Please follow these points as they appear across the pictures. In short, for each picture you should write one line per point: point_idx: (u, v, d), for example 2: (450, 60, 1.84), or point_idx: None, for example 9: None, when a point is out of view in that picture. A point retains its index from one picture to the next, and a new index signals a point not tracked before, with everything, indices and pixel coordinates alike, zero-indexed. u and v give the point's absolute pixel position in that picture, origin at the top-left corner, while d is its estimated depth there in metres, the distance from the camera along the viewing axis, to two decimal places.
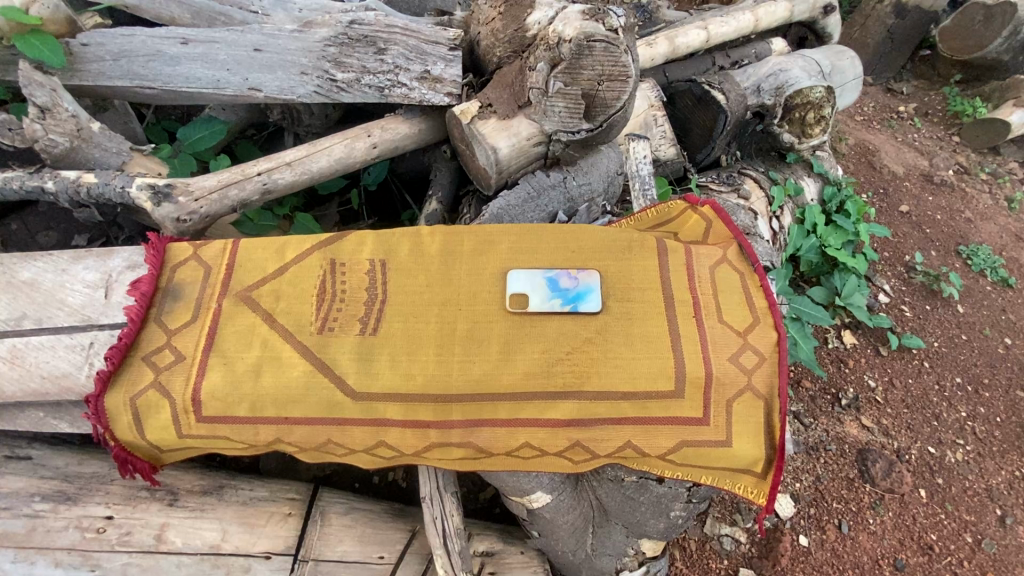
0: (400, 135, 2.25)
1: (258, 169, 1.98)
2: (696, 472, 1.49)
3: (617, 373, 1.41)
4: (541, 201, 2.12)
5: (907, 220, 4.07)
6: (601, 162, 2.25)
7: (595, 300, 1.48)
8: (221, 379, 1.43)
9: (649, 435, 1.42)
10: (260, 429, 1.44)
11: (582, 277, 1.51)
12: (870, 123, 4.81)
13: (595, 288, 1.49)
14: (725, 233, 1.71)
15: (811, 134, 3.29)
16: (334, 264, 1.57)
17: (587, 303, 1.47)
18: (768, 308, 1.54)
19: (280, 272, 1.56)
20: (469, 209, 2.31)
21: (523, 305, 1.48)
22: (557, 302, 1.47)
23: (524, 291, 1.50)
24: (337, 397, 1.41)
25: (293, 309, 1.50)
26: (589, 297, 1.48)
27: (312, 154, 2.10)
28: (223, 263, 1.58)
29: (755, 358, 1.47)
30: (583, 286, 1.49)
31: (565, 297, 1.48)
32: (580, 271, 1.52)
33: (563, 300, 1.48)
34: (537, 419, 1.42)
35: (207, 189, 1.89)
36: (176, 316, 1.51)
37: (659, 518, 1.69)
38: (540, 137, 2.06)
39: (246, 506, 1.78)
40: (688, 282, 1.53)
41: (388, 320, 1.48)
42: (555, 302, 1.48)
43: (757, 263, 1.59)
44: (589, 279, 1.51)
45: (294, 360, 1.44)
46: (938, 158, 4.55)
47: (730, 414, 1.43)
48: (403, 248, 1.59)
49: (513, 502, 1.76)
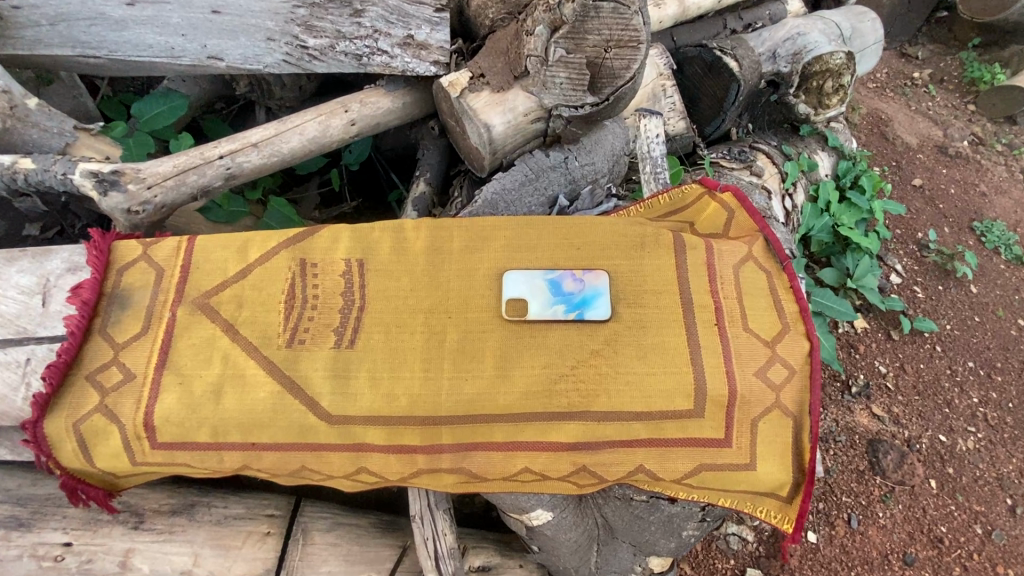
0: (382, 110, 2.00)
1: (219, 151, 1.74)
2: (713, 494, 1.34)
3: (629, 391, 1.24)
4: (540, 184, 1.90)
5: (920, 195, 3.88)
6: (606, 139, 2.02)
7: (604, 307, 1.29)
8: (177, 402, 1.25)
9: (663, 458, 1.27)
10: (224, 456, 1.27)
11: (589, 279, 1.32)
12: (883, 91, 4.54)
13: (604, 293, 1.31)
14: (749, 225, 1.52)
15: (827, 104, 3.05)
16: (304, 265, 1.37)
17: (595, 310, 1.29)
18: (799, 314, 1.35)
19: (243, 275, 1.36)
20: (460, 192, 2.08)
21: (522, 312, 1.30)
22: (560, 309, 1.29)
23: (523, 297, 1.31)
24: (310, 420, 1.23)
25: (258, 318, 1.31)
26: (597, 303, 1.29)
27: (281, 133, 1.85)
28: (178, 265, 1.38)
29: (785, 372, 1.29)
30: (589, 290, 1.31)
31: (569, 303, 1.29)
32: (587, 273, 1.33)
33: (567, 306, 1.29)
34: (537, 442, 1.25)
35: (162, 176, 1.66)
36: (124, 328, 1.32)
37: (670, 537, 1.54)
38: (539, 112, 1.84)
39: (220, 526, 1.62)
40: (709, 283, 1.33)
41: (368, 331, 1.30)
42: (558, 308, 1.29)
43: (787, 260, 1.41)
44: (597, 283, 1.32)
45: (260, 379, 1.25)
46: (953, 128, 4.31)
47: (755, 434, 1.27)
48: (383, 245, 1.39)
49: (511, 519, 1.63)
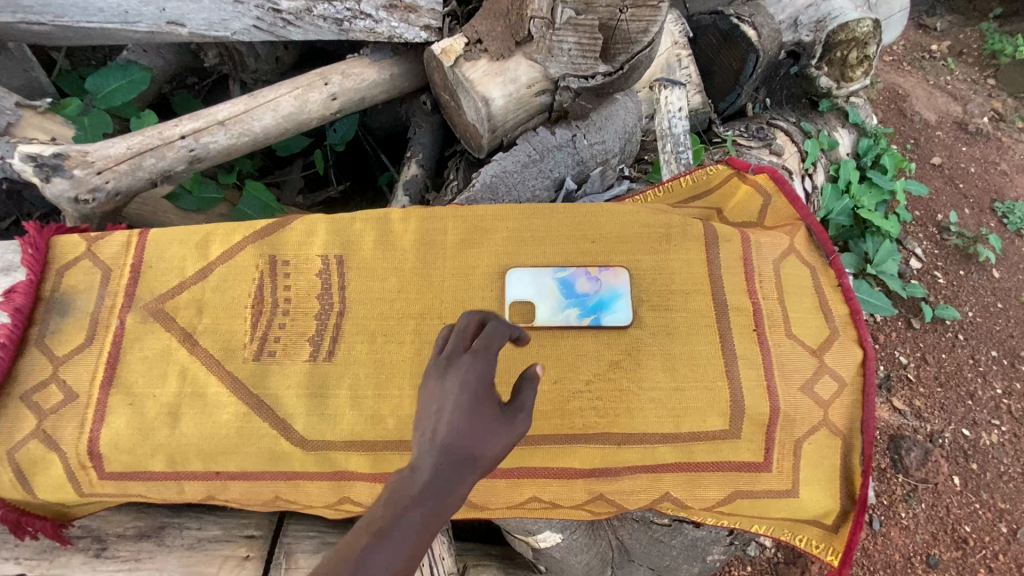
0: (366, 83, 1.78)
1: (180, 130, 1.53)
2: (747, 521, 1.18)
3: (655, 410, 1.06)
4: (546, 165, 1.69)
5: (939, 174, 3.40)
6: (617, 115, 1.79)
7: (625, 310, 1.11)
8: (126, 426, 1.07)
9: (692, 485, 1.10)
10: (185, 486, 1.10)
11: (606, 277, 1.14)
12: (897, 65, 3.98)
13: (624, 293, 1.12)
14: (789, 212, 1.32)
15: (851, 77, 2.76)
16: (274, 263, 1.18)
17: (614, 314, 1.11)
18: (849, 318, 1.17)
19: (202, 275, 1.17)
20: (456, 174, 1.87)
21: (529, 317, 1.11)
22: (573, 312, 1.11)
23: (530, 299, 1.13)
24: (282, 447, 1.06)
25: (221, 326, 1.13)
26: (617, 306, 1.11)
27: (252, 109, 1.63)
28: (127, 264, 1.19)
29: (833, 386, 1.11)
30: (607, 290, 1.12)
31: (584, 306, 1.11)
32: (604, 270, 1.14)
33: (581, 309, 1.11)
34: (547, 468, 1.09)
35: (114, 159, 1.46)
36: (65, 339, 1.13)
37: (693, 562, 1.39)
38: (544, 84, 1.62)
39: (193, 551, 1.43)
40: (747, 282, 1.15)
41: (349, 341, 1.12)
42: (571, 312, 1.12)
43: (833, 254, 1.23)
44: (616, 281, 1.13)
45: (223, 399, 1.08)
46: (972, 104, 3.75)
47: (799, 457, 1.10)
48: (366, 239, 1.20)
49: (516, 539, 1.47)
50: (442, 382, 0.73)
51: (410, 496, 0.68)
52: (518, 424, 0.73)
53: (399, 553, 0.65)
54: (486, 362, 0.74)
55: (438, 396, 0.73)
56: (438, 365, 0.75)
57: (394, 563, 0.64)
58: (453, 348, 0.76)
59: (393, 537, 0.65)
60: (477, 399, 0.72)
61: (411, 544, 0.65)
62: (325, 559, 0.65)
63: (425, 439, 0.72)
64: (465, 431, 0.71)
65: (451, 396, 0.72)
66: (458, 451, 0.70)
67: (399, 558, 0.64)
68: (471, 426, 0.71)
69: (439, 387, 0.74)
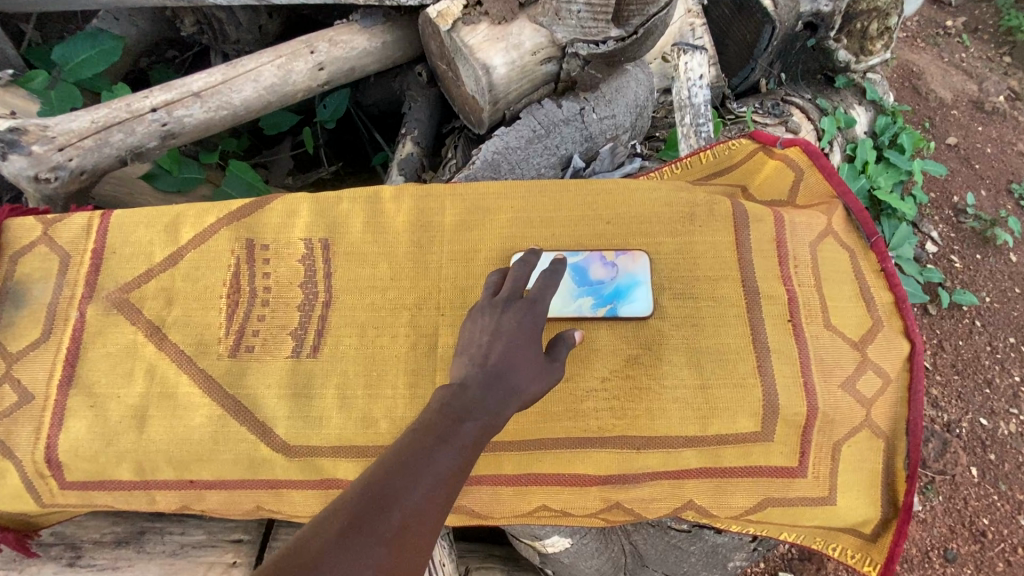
0: (356, 52, 1.62)
1: (150, 102, 1.39)
2: (776, 529, 1.07)
3: (680, 411, 0.95)
4: (552, 141, 1.54)
5: (955, 154, 2.60)
6: (628, 87, 1.63)
7: (644, 300, 1.00)
8: (87, 431, 0.96)
9: (718, 491, 0.99)
10: (156, 496, 0.99)
11: (623, 263, 1.02)
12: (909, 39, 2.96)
13: (644, 281, 1.00)
14: (824, 189, 1.20)
15: (870, 51, 2.16)
16: (252, 248, 1.06)
17: (632, 305, 0.99)
18: (895, 306, 1.05)
19: (172, 262, 1.05)
20: (454, 152, 1.73)
21: None
22: (586, 301, 0.99)
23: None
24: (262, 453, 0.95)
25: (193, 318, 1.01)
26: (635, 295, 1.00)
27: (230, 80, 1.48)
28: (88, 250, 1.06)
29: (878, 382, 1.00)
30: (624, 277, 1.01)
31: (599, 295, 1.00)
32: (621, 255, 1.02)
33: (596, 299, 1.00)
34: (558, 474, 0.99)
35: (77, 134, 1.32)
36: (19, 333, 1.01)
37: (713, 569, 1.30)
38: (551, 50, 1.46)
39: (175, 558, 1.30)
40: (780, 268, 1.03)
41: (336, 334, 1.00)
42: (584, 301, 0.99)
43: (876, 236, 1.11)
44: (634, 267, 1.01)
45: (195, 401, 0.96)
46: (989, 81, 2.84)
47: (837, 461, 0.98)
48: (354, 221, 1.07)
49: (521, 544, 1.36)
50: (496, 317, 0.78)
51: (465, 407, 0.71)
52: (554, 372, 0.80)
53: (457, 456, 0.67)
54: (535, 306, 0.79)
55: (491, 328, 0.78)
56: (492, 303, 0.80)
57: (451, 465, 0.66)
58: (508, 290, 0.81)
59: (452, 442, 0.67)
60: (530, 338, 0.77)
61: (463, 451, 0.68)
62: (386, 454, 0.65)
63: (475, 362, 0.76)
64: (514, 361, 0.75)
65: (501, 330, 0.77)
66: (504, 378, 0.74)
67: (455, 461, 0.66)
68: (518, 359, 0.76)
69: (492, 321, 0.79)
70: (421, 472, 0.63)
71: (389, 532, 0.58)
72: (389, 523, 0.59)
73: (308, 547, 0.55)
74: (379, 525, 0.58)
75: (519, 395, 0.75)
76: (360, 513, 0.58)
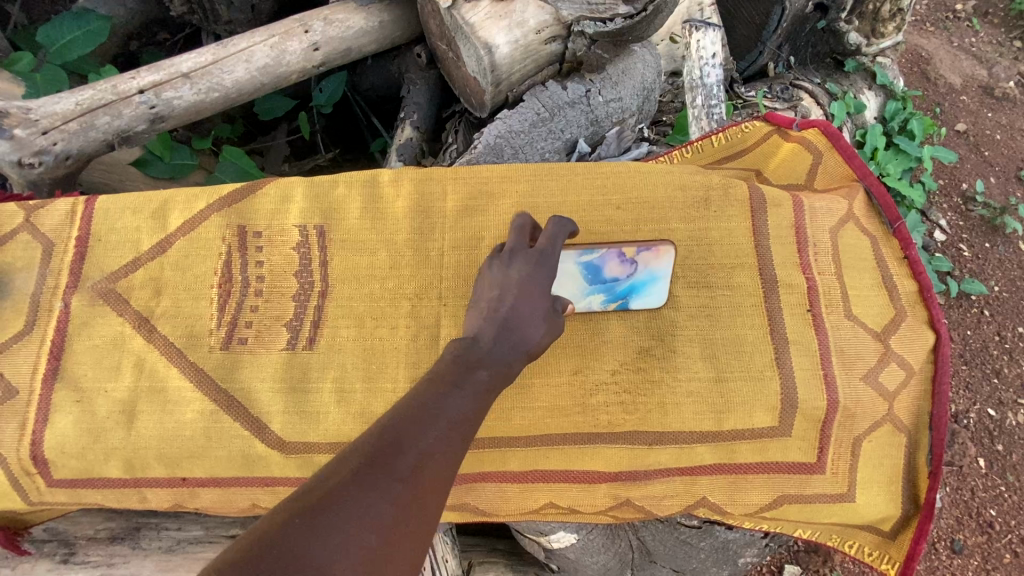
0: (353, 32, 1.55)
1: (137, 83, 1.33)
2: (790, 526, 1.03)
3: (694, 407, 0.90)
4: (556, 125, 1.48)
5: (964, 141, 2.53)
6: (636, 67, 1.56)
7: (659, 293, 0.93)
8: (74, 427, 0.91)
9: (732, 488, 0.95)
10: (148, 494, 0.95)
11: (644, 259, 0.90)
12: (916, 23, 2.86)
13: (664, 278, 0.92)
14: (844, 172, 1.14)
15: (882, 33, 2.00)
16: (244, 235, 1.01)
17: (647, 298, 0.93)
18: (919, 295, 1.00)
19: (161, 250, 1.00)
20: (454, 136, 1.66)
21: None
22: (596, 299, 0.92)
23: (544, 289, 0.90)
24: (257, 449, 0.91)
25: (183, 309, 0.97)
26: (651, 291, 0.93)
27: (221, 60, 1.42)
28: (72, 237, 1.01)
29: (900, 375, 0.95)
30: (642, 274, 0.91)
31: (611, 293, 0.92)
32: (643, 250, 0.89)
33: (608, 295, 0.92)
34: (566, 471, 0.94)
35: (61, 117, 1.27)
36: (2, 325, 0.96)
37: (723, 565, 1.27)
38: (556, 28, 1.40)
39: (171, 555, 1.26)
40: (800, 256, 0.98)
41: (333, 325, 0.96)
42: (595, 298, 0.92)
43: (899, 222, 1.05)
44: (657, 263, 0.91)
45: (187, 394, 0.92)
46: (998, 67, 2.76)
47: (857, 457, 0.94)
48: (351, 207, 1.02)
49: (526, 540, 1.33)
50: (504, 269, 0.76)
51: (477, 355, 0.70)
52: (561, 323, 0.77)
53: (472, 405, 0.66)
54: (546, 255, 0.77)
55: (499, 281, 0.76)
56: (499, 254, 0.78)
57: (464, 412, 0.66)
58: (516, 242, 0.79)
59: (467, 387, 0.67)
60: (539, 286, 0.75)
61: (478, 398, 0.67)
62: (404, 399, 0.66)
63: (485, 315, 0.74)
64: (525, 312, 0.73)
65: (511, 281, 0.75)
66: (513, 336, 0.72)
67: (470, 406, 0.66)
68: (529, 313, 0.74)
69: (500, 274, 0.76)
70: (432, 415, 0.63)
71: (405, 470, 0.58)
72: (404, 465, 0.59)
73: (326, 484, 0.56)
74: (395, 463, 0.58)
75: (527, 347, 0.73)
76: (378, 456, 0.59)
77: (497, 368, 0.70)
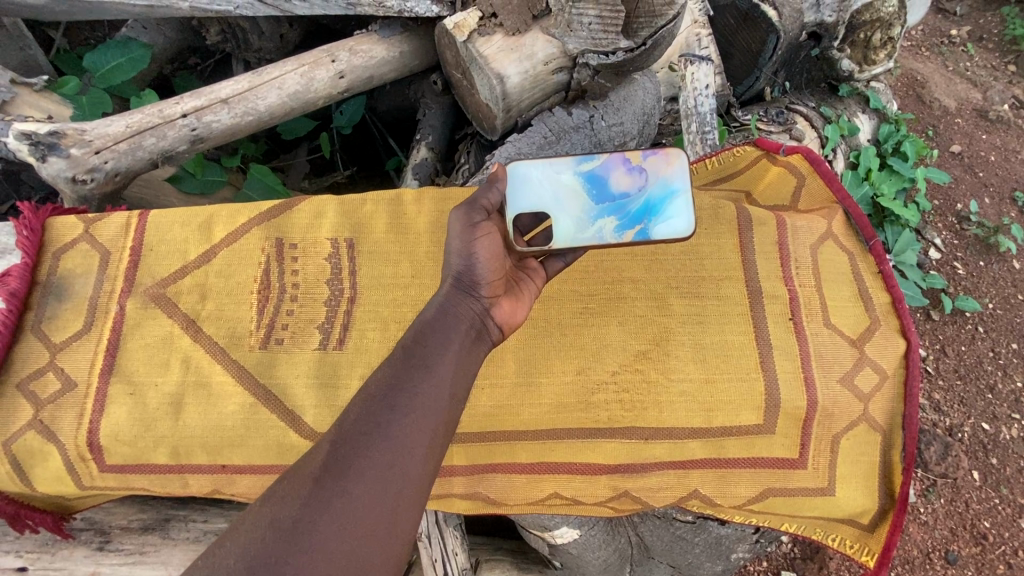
0: (375, 61, 1.68)
1: (181, 108, 1.46)
2: (777, 520, 1.11)
3: (686, 405, 1.00)
4: (562, 147, 1.60)
5: (957, 162, 2.63)
6: (637, 94, 1.69)
7: (683, 216, 0.93)
8: (127, 417, 1.01)
9: (721, 481, 1.04)
10: (189, 480, 1.05)
11: (653, 168, 0.94)
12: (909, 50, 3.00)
13: (681, 191, 0.93)
14: (825, 195, 1.25)
15: (875, 60, 2.12)
16: (281, 246, 1.12)
17: (671, 222, 0.93)
18: (892, 306, 1.10)
19: (206, 258, 1.11)
20: (467, 157, 1.78)
21: (549, 231, 0.93)
22: (608, 225, 0.93)
23: (543, 209, 0.94)
24: (291, 439, 1.00)
25: (225, 313, 1.07)
26: (672, 212, 0.93)
27: (256, 87, 1.55)
28: (127, 246, 1.12)
29: (875, 379, 1.05)
30: (648, 189, 0.94)
31: (626, 217, 0.94)
32: (648, 157, 0.94)
33: (619, 219, 0.94)
34: (569, 464, 1.04)
35: (113, 138, 1.39)
36: (63, 325, 1.07)
37: (716, 560, 1.35)
38: (562, 60, 1.51)
39: (199, 545, 1.34)
40: (783, 269, 1.09)
41: (360, 328, 1.06)
42: (607, 223, 0.93)
43: (875, 239, 1.16)
44: (669, 173, 0.94)
45: (228, 388, 1.02)
46: (993, 91, 2.86)
47: (837, 453, 1.03)
48: (377, 221, 1.14)
49: (531, 536, 1.40)
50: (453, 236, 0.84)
51: (422, 352, 0.74)
52: (478, 233, 0.83)
53: (421, 415, 0.69)
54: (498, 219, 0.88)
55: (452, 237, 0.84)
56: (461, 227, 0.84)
57: (409, 413, 0.69)
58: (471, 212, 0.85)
59: (404, 384, 0.70)
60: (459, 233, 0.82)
61: (418, 392, 0.70)
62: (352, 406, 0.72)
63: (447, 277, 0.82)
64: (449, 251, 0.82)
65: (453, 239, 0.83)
66: (449, 268, 0.82)
67: (406, 401, 0.69)
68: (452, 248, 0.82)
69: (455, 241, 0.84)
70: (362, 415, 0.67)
71: (318, 469, 0.64)
72: (319, 463, 0.64)
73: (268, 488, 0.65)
74: (314, 465, 0.64)
75: (457, 275, 0.81)
76: (325, 474, 0.63)
77: (439, 369, 0.73)
